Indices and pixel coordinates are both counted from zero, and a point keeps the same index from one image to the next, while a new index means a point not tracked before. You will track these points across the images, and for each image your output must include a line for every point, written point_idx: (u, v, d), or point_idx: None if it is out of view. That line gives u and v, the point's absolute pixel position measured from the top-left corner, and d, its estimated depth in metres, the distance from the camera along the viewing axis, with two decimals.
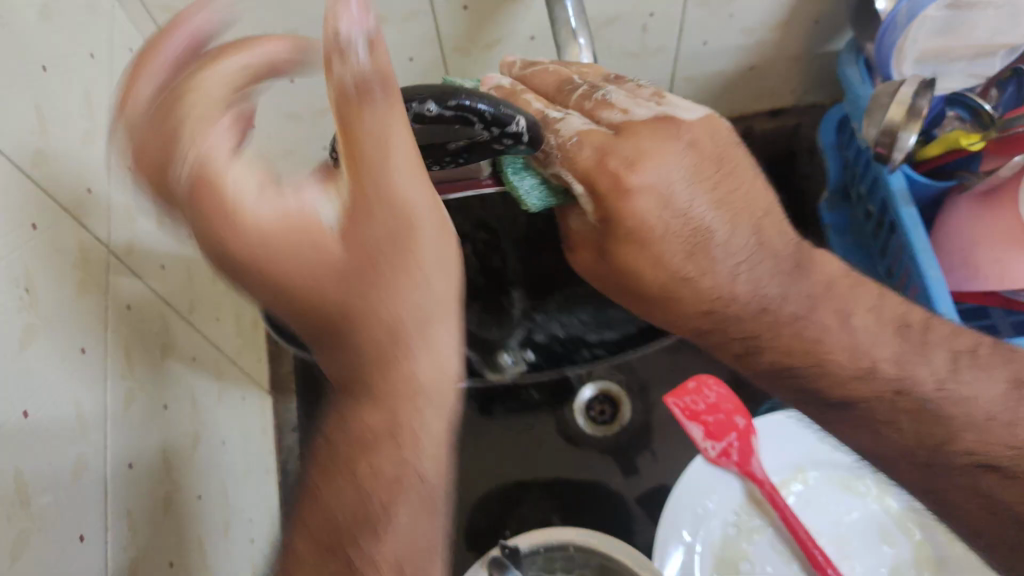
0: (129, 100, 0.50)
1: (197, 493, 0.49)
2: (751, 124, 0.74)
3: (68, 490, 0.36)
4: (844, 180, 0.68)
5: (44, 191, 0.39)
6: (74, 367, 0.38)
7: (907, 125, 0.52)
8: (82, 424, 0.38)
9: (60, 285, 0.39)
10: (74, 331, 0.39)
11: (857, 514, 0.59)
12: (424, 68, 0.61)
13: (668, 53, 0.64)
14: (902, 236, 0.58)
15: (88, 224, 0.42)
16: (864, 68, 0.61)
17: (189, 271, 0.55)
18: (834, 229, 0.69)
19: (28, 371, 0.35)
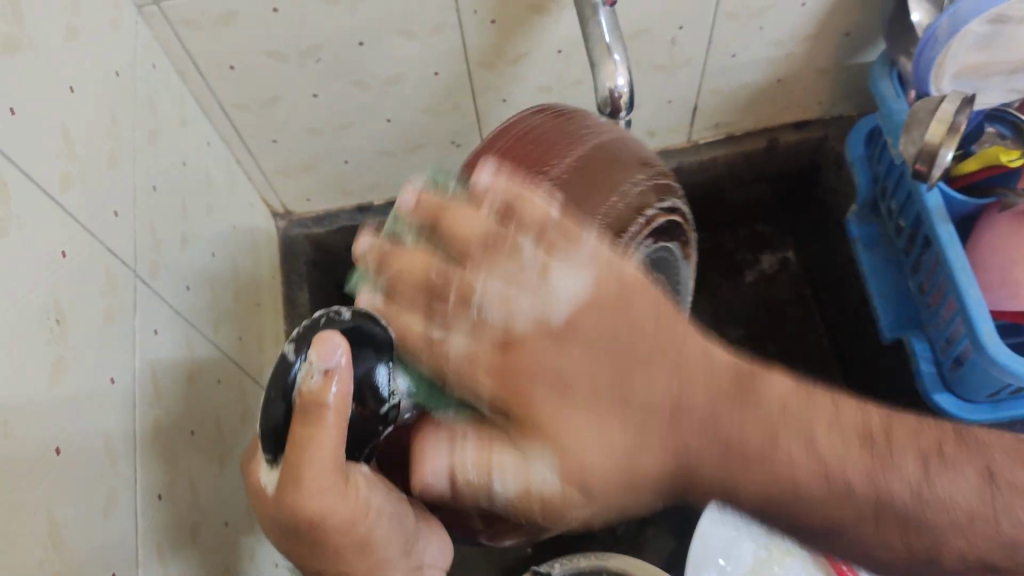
0: (152, 117, 0.49)
1: (223, 520, 0.48)
2: (777, 136, 0.73)
3: (98, 524, 0.35)
4: (874, 194, 0.66)
5: (73, 217, 0.38)
6: (103, 396, 0.37)
7: (945, 140, 0.51)
8: (112, 456, 0.37)
9: (89, 312, 0.38)
10: (104, 360, 0.38)
11: None
12: (449, 81, 0.60)
13: (696, 66, 0.63)
14: (937, 251, 0.56)
15: (114, 248, 0.41)
16: (898, 82, 0.60)
17: (211, 292, 0.54)
18: (863, 242, 0.68)
19: (59, 407, 0.34)
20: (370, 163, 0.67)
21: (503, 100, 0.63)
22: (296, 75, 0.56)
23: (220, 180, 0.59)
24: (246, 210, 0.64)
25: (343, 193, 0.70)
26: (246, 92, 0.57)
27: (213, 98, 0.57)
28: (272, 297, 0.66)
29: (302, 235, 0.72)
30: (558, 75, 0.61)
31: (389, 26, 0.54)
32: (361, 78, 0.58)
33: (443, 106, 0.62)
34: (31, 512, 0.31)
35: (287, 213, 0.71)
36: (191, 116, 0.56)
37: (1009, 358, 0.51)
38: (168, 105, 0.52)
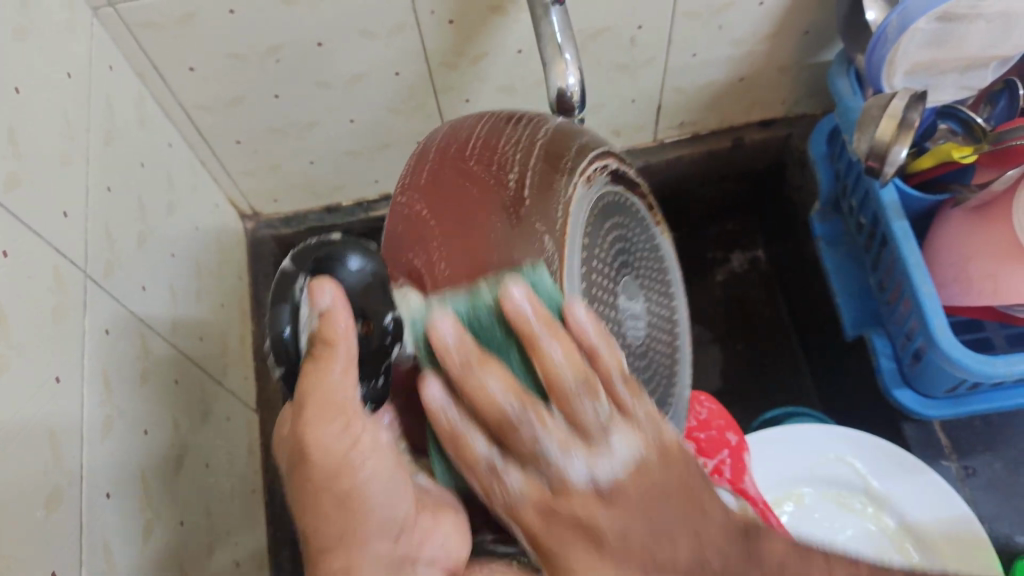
0: (108, 117, 0.49)
1: (178, 519, 0.48)
2: (743, 134, 0.73)
3: (42, 521, 0.36)
4: (835, 191, 0.67)
5: (17, 216, 0.38)
6: (50, 396, 0.38)
7: (897, 138, 0.51)
8: (58, 452, 0.38)
9: (34, 312, 0.38)
10: (50, 358, 0.38)
11: (850, 532, 0.59)
12: (411, 82, 0.60)
13: (658, 65, 0.64)
14: (894, 248, 0.57)
15: (64, 248, 0.42)
16: (855, 80, 0.60)
17: (170, 292, 0.54)
18: (826, 240, 0.69)
19: (1, 404, 0.34)
20: (335, 164, 0.67)
21: (465, 100, 0.63)
22: (257, 76, 0.57)
23: (182, 181, 0.59)
24: (210, 212, 0.64)
25: (309, 194, 0.70)
26: (207, 93, 0.58)
27: (174, 100, 0.58)
28: (237, 298, 0.66)
29: (270, 236, 0.73)
30: (520, 75, 0.62)
31: (349, 27, 0.54)
32: (322, 79, 0.58)
33: (407, 106, 0.63)
34: None
35: (255, 214, 0.72)
36: (151, 117, 0.56)
37: (962, 355, 0.51)
38: (125, 106, 0.52)
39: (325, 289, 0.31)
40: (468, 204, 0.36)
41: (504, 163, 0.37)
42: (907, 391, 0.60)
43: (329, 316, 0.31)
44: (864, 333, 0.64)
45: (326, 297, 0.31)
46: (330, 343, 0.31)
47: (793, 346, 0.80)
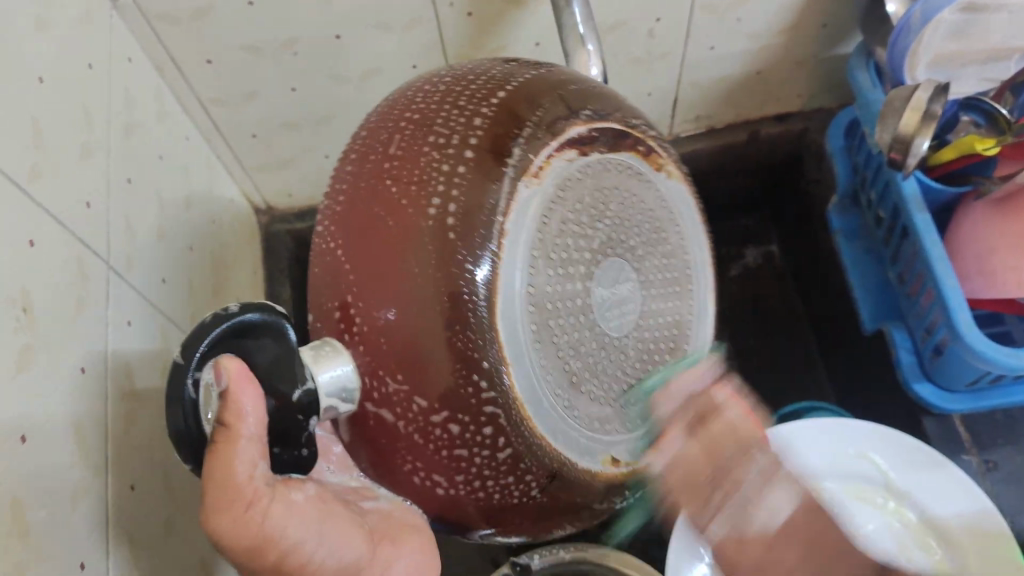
0: (127, 110, 0.49)
1: (199, 513, 0.48)
2: (758, 128, 0.73)
3: (68, 515, 0.35)
4: (854, 184, 0.67)
5: (43, 208, 0.38)
6: (75, 388, 0.37)
7: (921, 130, 0.51)
8: (83, 446, 0.37)
9: (60, 304, 0.38)
10: (74, 350, 0.38)
11: (872, 527, 0.59)
12: None
13: (675, 58, 0.63)
14: (916, 240, 0.57)
15: (87, 240, 0.41)
16: (874, 73, 0.60)
17: (188, 285, 0.53)
18: (844, 234, 0.69)
19: (26, 398, 0.34)
20: None
21: None
22: (274, 69, 0.56)
23: (199, 175, 0.59)
24: (226, 206, 0.64)
25: (324, 188, 0.70)
26: (224, 86, 0.57)
27: (191, 94, 0.58)
28: (252, 294, 0.66)
29: (284, 231, 0.73)
30: None
31: (367, 20, 0.54)
32: (340, 72, 0.58)
33: None
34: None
35: (269, 209, 0.72)
36: (168, 110, 0.56)
37: (986, 346, 0.51)
38: (143, 98, 0.52)
39: (222, 370, 0.32)
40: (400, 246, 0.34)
41: (424, 180, 0.35)
42: (927, 384, 0.60)
43: (228, 392, 0.31)
44: (883, 327, 0.64)
45: (223, 379, 0.32)
46: (230, 425, 0.31)
47: (810, 342, 0.79)
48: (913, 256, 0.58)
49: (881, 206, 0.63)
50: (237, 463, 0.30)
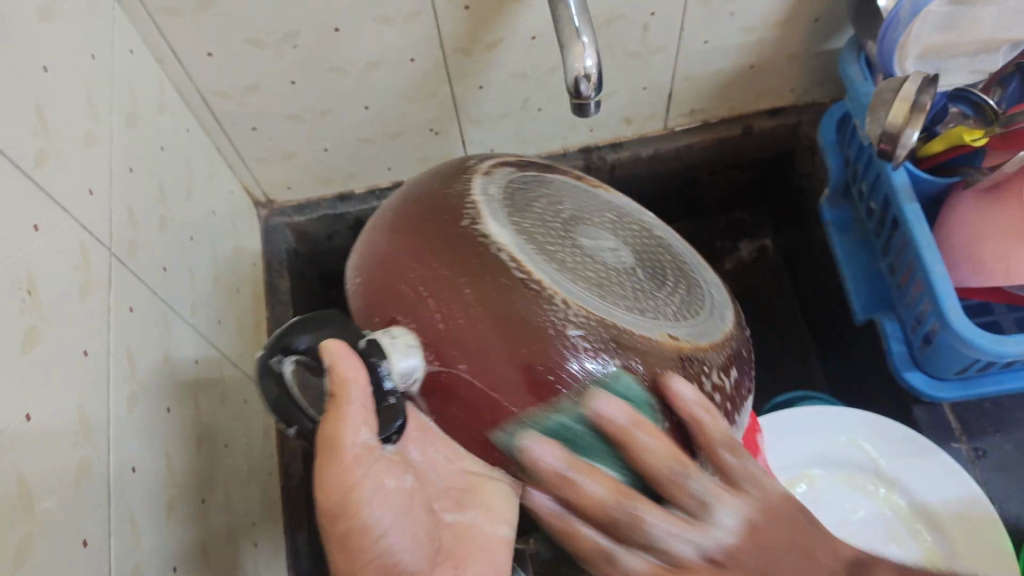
0: (129, 100, 0.50)
1: (200, 496, 0.49)
2: (753, 122, 0.73)
3: (72, 493, 0.36)
4: (845, 177, 0.68)
5: (48, 193, 0.39)
6: (79, 369, 0.38)
7: (910, 121, 0.51)
8: (87, 426, 0.38)
9: (64, 287, 0.38)
10: (79, 332, 0.39)
11: (862, 513, 0.60)
12: (426, 69, 0.61)
13: (670, 52, 0.64)
14: (906, 231, 0.57)
15: (91, 227, 0.42)
16: (866, 66, 0.61)
17: (189, 274, 0.54)
18: (836, 226, 0.69)
19: (32, 376, 0.35)
20: (349, 152, 0.68)
21: (479, 87, 0.64)
22: (273, 62, 0.57)
23: (199, 167, 0.60)
24: (227, 198, 0.65)
25: (322, 181, 0.71)
26: (224, 79, 0.58)
27: (192, 87, 0.58)
28: (252, 285, 0.67)
29: (283, 224, 0.73)
30: (533, 63, 0.62)
31: (366, 12, 0.55)
32: (339, 66, 0.59)
33: (422, 94, 0.63)
34: (5, 473, 0.32)
35: (268, 202, 0.72)
36: (170, 101, 0.56)
37: (975, 334, 0.52)
38: (145, 90, 0.53)
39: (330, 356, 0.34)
40: (483, 357, 0.35)
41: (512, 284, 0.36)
42: (918, 373, 0.61)
43: (335, 372, 0.34)
44: (874, 317, 0.64)
45: (326, 360, 0.34)
46: (337, 397, 0.34)
47: (803, 334, 0.80)
48: (905, 247, 0.59)
49: (874, 200, 0.63)
50: (346, 432, 0.34)
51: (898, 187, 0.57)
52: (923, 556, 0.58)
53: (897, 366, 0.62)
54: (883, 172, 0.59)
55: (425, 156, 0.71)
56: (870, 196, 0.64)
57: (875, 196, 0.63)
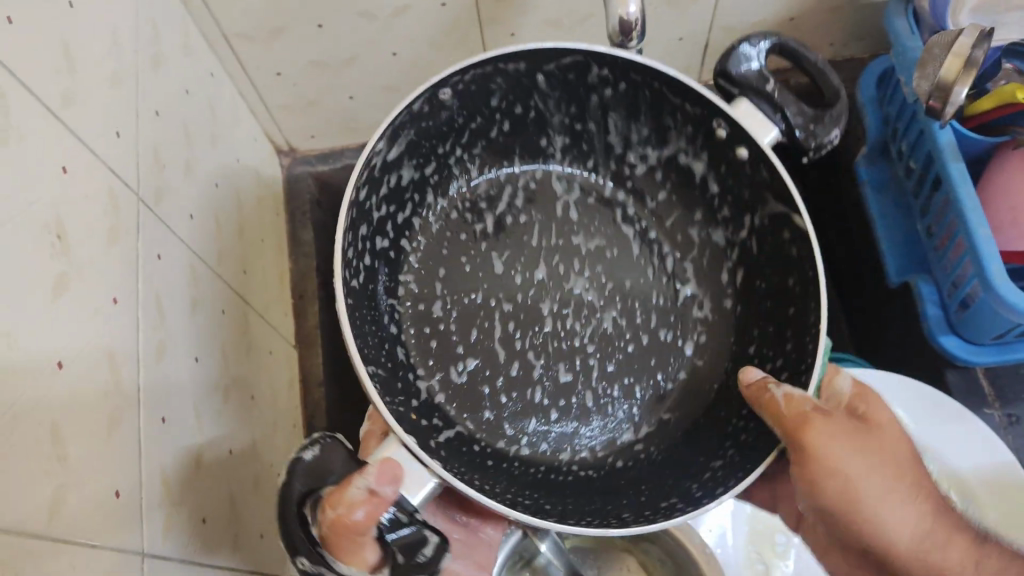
0: (153, 42, 0.48)
1: (228, 446, 0.48)
2: (789, 78, 0.72)
3: (105, 441, 0.35)
4: (884, 136, 0.66)
5: (74, 134, 0.37)
6: (109, 316, 0.37)
7: (960, 78, 0.50)
8: (116, 373, 0.37)
9: (91, 235, 0.37)
10: (108, 280, 0.38)
11: None
12: (458, 16, 0.59)
13: (708, 3, 0.62)
14: (948, 190, 0.56)
15: (118, 171, 0.41)
16: (912, 20, 0.59)
17: (215, 221, 0.53)
18: (872, 185, 0.68)
19: (63, 322, 0.34)
20: (375, 100, 0.67)
21: (511, 35, 0.62)
22: (302, 5, 0.55)
23: (225, 113, 0.58)
24: (251, 146, 0.63)
25: (347, 129, 0.70)
26: (250, 21, 0.56)
27: (217, 30, 0.57)
28: (276, 234, 0.66)
29: (306, 173, 0.72)
30: (567, 10, 0.60)
31: None
32: (369, 10, 0.57)
33: (452, 41, 0.61)
34: (37, 423, 0.31)
35: (291, 150, 0.71)
36: (195, 45, 0.55)
37: (1019, 299, 0.50)
38: (170, 31, 0.51)
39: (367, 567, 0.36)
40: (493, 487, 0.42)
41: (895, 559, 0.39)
42: (953, 337, 0.60)
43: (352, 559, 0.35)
44: (910, 279, 0.63)
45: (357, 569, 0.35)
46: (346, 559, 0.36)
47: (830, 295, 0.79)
48: (946, 207, 0.57)
49: (913, 159, 0.62)
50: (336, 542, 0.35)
51: (940, 144, 0.55)
52: None
53: (929, 328, 0.61)
54: (926, 127, 0.57)
55: None
56: (909, 154, 0.62)
57: (914, 154, 0.61)
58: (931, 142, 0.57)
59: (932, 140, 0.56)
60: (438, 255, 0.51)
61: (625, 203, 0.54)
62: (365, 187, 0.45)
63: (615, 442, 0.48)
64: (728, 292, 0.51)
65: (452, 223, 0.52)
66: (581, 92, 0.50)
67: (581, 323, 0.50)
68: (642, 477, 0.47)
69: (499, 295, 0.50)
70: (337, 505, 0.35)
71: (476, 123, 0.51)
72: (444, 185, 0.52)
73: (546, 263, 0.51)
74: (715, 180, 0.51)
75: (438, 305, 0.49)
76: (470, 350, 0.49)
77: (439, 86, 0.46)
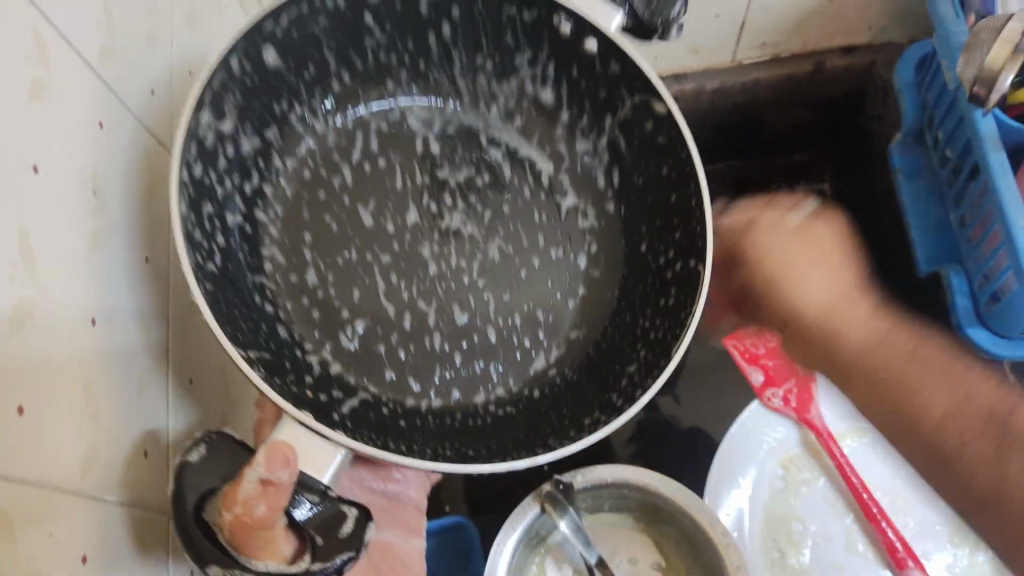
0: None
1: None
2: (823, 60, 0.71)
3: (135, 399, 0.35)
4: (921, 122, 0.65)
5: (111, 89, 0.37)
6: (139, 275, 0.37)
7: (1008, 64, 0.48)
8: (145, 332, 0.37)
9: (126, 191, 0.37)
10: (140, 238, 0.37)
11: (913, 468, 0.59)
12: None
13: None
14: (986, 179, 0.55)
15: (151, 129, 0.40)
16: (958, 3, 0.57)
17: None
18: (905, 173, 0.67)
19: (97, 277, 0.33)
20: None
21: None
22: None
23: None
24: None
25: None
26: None
27: None
28: None
29: None
30: None
31: None
32: None
33: None
34: (71, 380, 0.31)
35: None
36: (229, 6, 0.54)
37: None
38: None
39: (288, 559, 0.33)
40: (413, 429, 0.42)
41: None
42: (982, 330, 0.59)
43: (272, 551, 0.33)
44: (941, 270, 0.62)
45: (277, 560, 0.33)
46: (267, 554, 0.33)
47: None
48: (983, 197, 0.56)
49: (950, 145, 0.61)
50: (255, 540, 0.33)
51: (980, 132, 0.54)
52: (974, 519, 0.57)
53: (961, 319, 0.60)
54: (967, 115, 0.56)
55: None
56: (946, 141, 0.61)
57: (951, 141, 0.60)
58: (971, 130, 0.56)
59: (973, 128, 0.55)
60: (298, 221, 0.46)
61: (533, 153, 0.53)
62: (197, 162, 0.40)
63: (529, 371, 0.47)
64: (609, 195, 0.51)
65: (301, 180, 0.47)
66: (499, 38, 0.49)
67: (465, 260, 0.48)
68: (565, 401, 0.46)
69: (401, 242, 0.47)
70: (233, 504, 0.32)
71: (284, 96, 0.47)
72: (291, 147, 0.48)
73: (416, 205, 0.49)
74: (613, 162, 0.51)
75: (311, 271, 0.45)
76: (355, 313, 0.45)
77: (229, 55, 0.41)
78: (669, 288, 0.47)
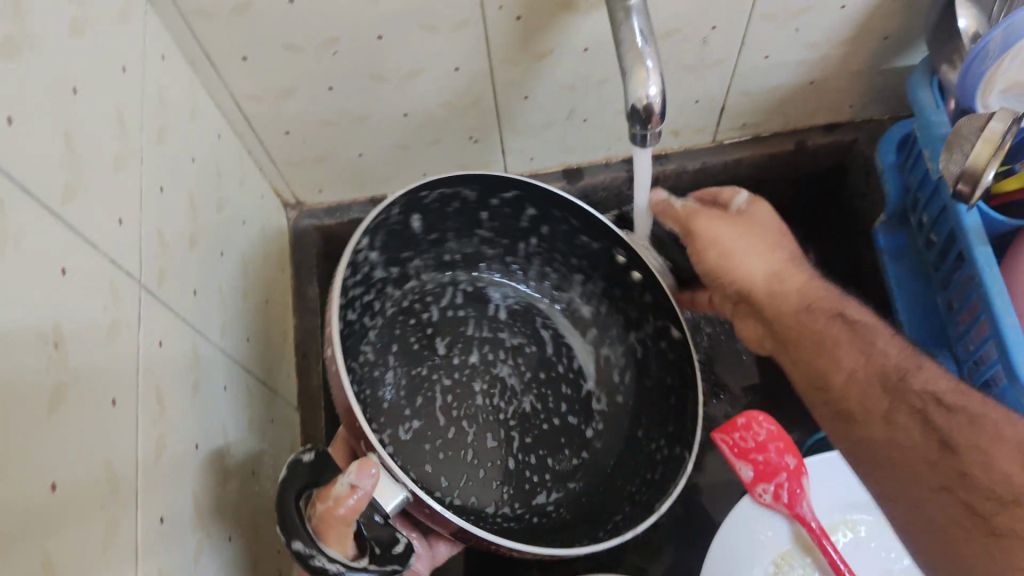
0: (160, 113, 0.47)
1: (226, 534, 0.47)
2: (805, 139, 0.70)
3: (101, 555, 0.34)
4: (904, 205, 0.65)
5: (75, 231, 0.36)
6: (107, 420, 0.36)
7: (991, 161, 0.48)
8: (113, 480, 0.36)
9: (92, 335, 0.36)
10: (107, 379, 0.36)
11: (905, 563, 0.58)
12: (470, 79, 0.58)
13: (726, 68, 0.61)
14: (972, 271, 0.54)
15: (120, 260, 0.39)
16: (937, 91, 0.57)
17: (219, 292, 0.52)
18: (890, 254, 0.66)
19: (59, 435, 0.32)
20: (384, 158, 0.65)
21: (525, 97, 0.61)
22: (315, 69, 0.54)
23: (231, 176, 0.57)
24: (257, 205, 0.62)
25: (356, 183, 0.68)
26: (257, 83, 0.55)
27: (225, 92, 0.55)
28: (280, 294, 0.65)
29: (312, 227, 0.70)
30: (583, 73, 0.59)
31: (410, 20, 0.51)
32: (379, 73, 0.56)
33: (464, 101, 0.60)
34: (28, 555, 0.29)
35: (298, 203, 0.69)
36: (203, 109, 0.53)
37: None
38: (177, 97, 0.50)
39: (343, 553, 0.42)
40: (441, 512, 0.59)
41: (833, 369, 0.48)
42: None
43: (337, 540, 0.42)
44: (929, 355, 0.61)
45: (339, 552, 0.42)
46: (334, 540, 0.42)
47: None
48: (970, 288, 0.55)
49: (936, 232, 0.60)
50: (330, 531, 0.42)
51: (966, 225, 0.54)
52: None
53: None
54: (951, 206, 0.55)
55: (464, 163, 0.68)
56: (931, 227, 0.61)
57: (937, 228, 0.60)
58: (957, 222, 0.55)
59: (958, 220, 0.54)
60: (393, 335, 0.65)
61: (572, 339, 0.68)
62: (352, 304, 0.59)
63: (532, 501, 0.61)
64: (621, 388, 0.66)
65: (403, 309, 0.66)
66: (566, 260, 0.67)
67: (504, 403, 0.64)
68: (541, 526, 0.60)
69: (463, 375, 0.64)
70: (326, 499, 0.42)
71: (412, 251, 0.65)
72: (390, 301, 0.64)
73: (479, 352, 0.66)
74: (627, 365, 0.66)
75: (390, 394, 0.62)
76: (418, 418, 0.61)
77: (377, 226, 0.58)
78: (649, 468, 0.61)
